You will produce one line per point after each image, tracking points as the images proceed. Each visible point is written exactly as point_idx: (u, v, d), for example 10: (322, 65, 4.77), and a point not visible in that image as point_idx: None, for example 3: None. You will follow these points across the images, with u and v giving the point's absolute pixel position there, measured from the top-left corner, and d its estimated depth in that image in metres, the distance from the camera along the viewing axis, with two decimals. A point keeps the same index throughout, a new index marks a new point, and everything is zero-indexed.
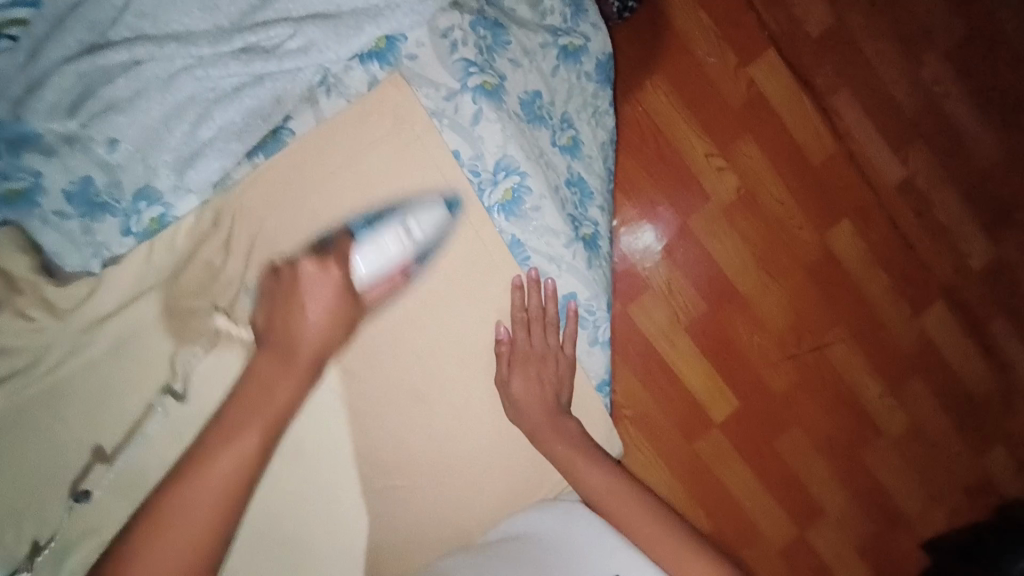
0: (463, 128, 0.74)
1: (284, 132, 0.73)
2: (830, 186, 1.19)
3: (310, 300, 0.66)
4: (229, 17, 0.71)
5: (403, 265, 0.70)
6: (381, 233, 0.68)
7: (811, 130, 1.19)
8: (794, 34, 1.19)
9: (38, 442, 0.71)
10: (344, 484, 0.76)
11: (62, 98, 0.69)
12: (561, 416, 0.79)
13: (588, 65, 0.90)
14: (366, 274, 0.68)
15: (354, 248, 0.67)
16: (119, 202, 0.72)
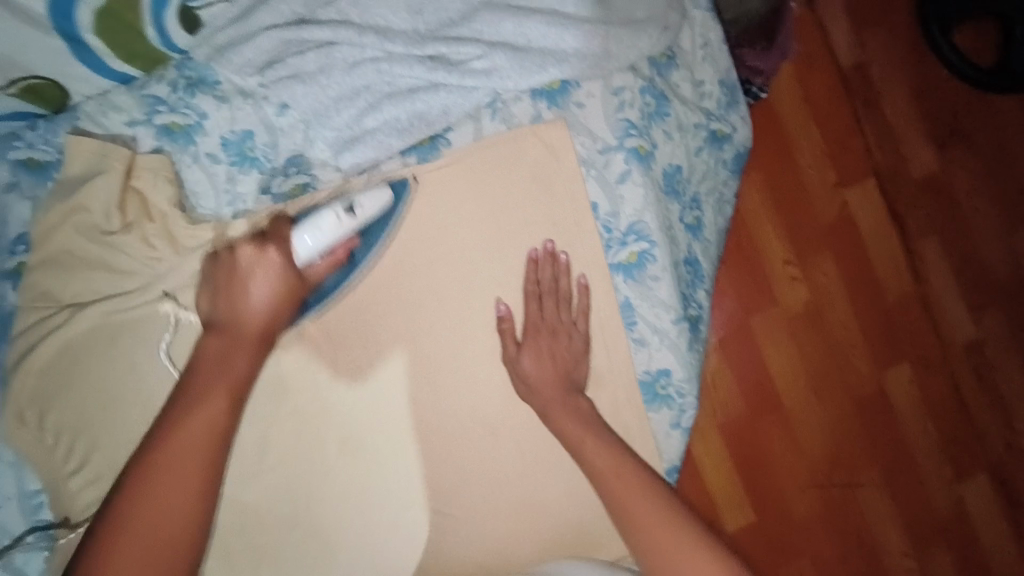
0: (608, 184, 0.75)
1: (441, 141, 0.74)
2: (898, 327, 1.15)
3: (253, 284, 0.64)
4: (426, 22, 0.71)
5: (348, 240, 0.68)
6: (318, 213, 0.66)
7: (892, 266, 1.15)
8: (897, 171, 1.17)
9: (117, 362, 0.75)
10: (366, 481, 0.75)
11: (253, 55, 0.72)
12: (570, 395, 0.73)
13: (728, 153, 0.91)
14: (305, 254, 0.66)
15: (293, 233, 0.65)
16: (270, 161, 0.75)
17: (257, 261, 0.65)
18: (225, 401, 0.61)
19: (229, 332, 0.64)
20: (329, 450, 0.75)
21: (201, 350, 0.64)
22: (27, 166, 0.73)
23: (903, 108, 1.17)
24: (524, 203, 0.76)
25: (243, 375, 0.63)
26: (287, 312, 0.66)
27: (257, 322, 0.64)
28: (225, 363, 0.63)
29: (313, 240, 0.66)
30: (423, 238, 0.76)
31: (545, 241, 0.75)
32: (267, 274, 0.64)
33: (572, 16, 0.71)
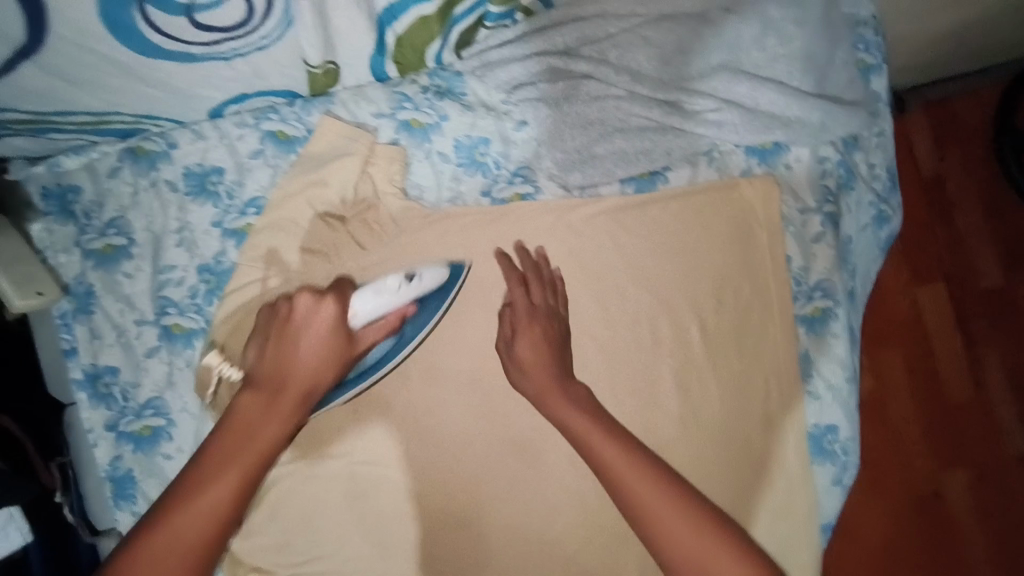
0: (804, 241, 0.81)
1: (660, 177, 0.79)
2: (958, 433, 1.12)
3: (302, 341, 0.64)
4: (672, 71, 0.77)
5: (404, 309, 0.68)
6: (382, 277, 0.67)
7: (955, 371, 1.14)
8: (966, 282, 1.16)
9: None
10: (496, 483, 0.80)
11: (506, 76, 0.77)
12: (568, 382, 0.72)
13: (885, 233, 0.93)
14: (367, 315, 0.66)
15: (354, 294, 0.66)
16: (499, 168, 0.80)
17: (312, 310, 0.65)
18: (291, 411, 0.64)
19: (271, 395, 0.64)
20: (498, 449, 0.80)
21: (233, 406, 0.64)
22: (274, 137, 0.78)
23: (976, 224, 1.17)
24: (722, 243, 0.81)
25: (261, 452, 0.63)
26: (330, 374, 0.65)
27: (297, 388, 0.64)
28: (249, 433, 0.62)
29: (371, 304, 0.66)
30: (622, 266, 0.80)
31: (730, 287, 0.81)
32: (316, 332, 0.64)
33: (799, 89, 0.78)
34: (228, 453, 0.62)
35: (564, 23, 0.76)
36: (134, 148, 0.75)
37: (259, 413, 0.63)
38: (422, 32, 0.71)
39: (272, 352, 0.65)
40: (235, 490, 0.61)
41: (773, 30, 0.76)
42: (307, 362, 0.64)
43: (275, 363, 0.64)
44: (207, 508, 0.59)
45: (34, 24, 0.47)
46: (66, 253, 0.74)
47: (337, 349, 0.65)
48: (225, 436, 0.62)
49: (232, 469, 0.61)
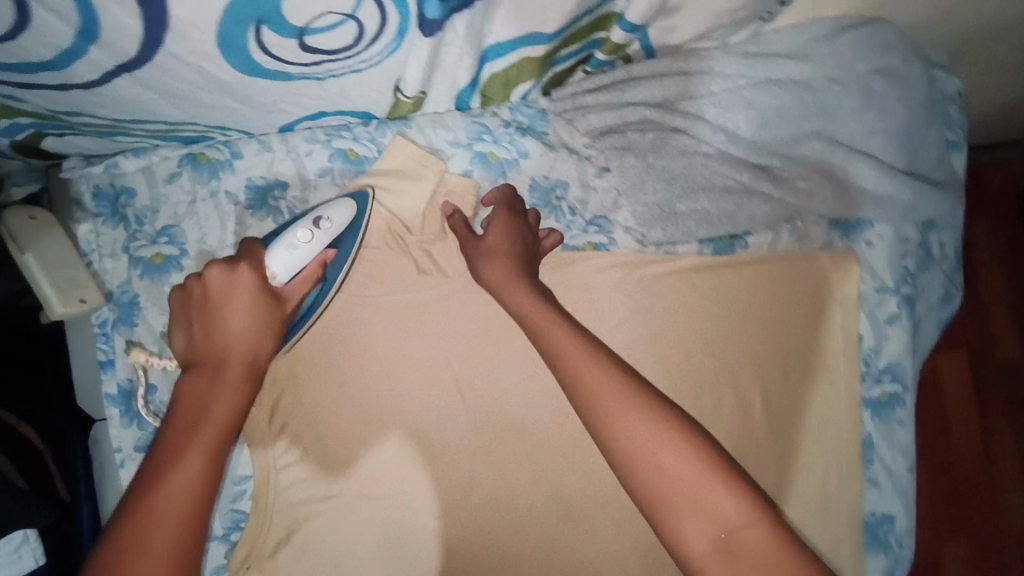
0: (877, 322, 0.79)
1: (739, 242, 0.77)
2: (959, 498, 1.11)
3: (232, 313, 0.59)
4: (767, 134, 0.73)
5: (324, 256, 0.64)
6: (291, 229, 0.63)
7: (965, 436, 1.12)
8: (984, 347, 1.14)
9: (369, 373, 0.74)
10: (534, 541, 0.75)
11: (596, 121, 0.74)
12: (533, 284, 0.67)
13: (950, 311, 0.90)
14: (285, 273, 0.62)
15: (268, 253, 0.62)
16: (573, 214, 0.75)
17: (227, 283, 0.60)
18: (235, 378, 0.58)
19: (213, 371, 0.57)
20: (537, 502, 0.75)
21: (177, 393, 0.57)
22: (345, 156, 0.74)
23: (996, 289, 1.16)
24: (794, 316, 0.78)
25: (221, 427, 0.56)
26: (273, 338, 0.60)
27: (236, 359, 0.58)
28: (201, 414, 0.55)
29: (284, 261, 0.62)
30: (691, 328, 0.77)
31: (800, 360, 0.78)
32: (240, 294, 0.60)
33: (892, 166, 0.75)
34: (185, 431, 0.55)
35: (666, 74, 0.72)
36: (196, 154, 0.71)
37: (209, 391, 0.56)
38: (518, 75, 0.68)
39: (200, 328, 0.60)
40: (216, 456, 0.54)
41: (876, 104, 0.73)
42: (241, 332, 0.59)
43: (206, 341, 0.59)
44: (183, 480, 0.52)
45: (147, 41, 0.45)
46: (112, 259, 0.70)
47: (268, 313, 0.60)
48: (183, 413, 0.55)
49: (209, 430, 0.55)
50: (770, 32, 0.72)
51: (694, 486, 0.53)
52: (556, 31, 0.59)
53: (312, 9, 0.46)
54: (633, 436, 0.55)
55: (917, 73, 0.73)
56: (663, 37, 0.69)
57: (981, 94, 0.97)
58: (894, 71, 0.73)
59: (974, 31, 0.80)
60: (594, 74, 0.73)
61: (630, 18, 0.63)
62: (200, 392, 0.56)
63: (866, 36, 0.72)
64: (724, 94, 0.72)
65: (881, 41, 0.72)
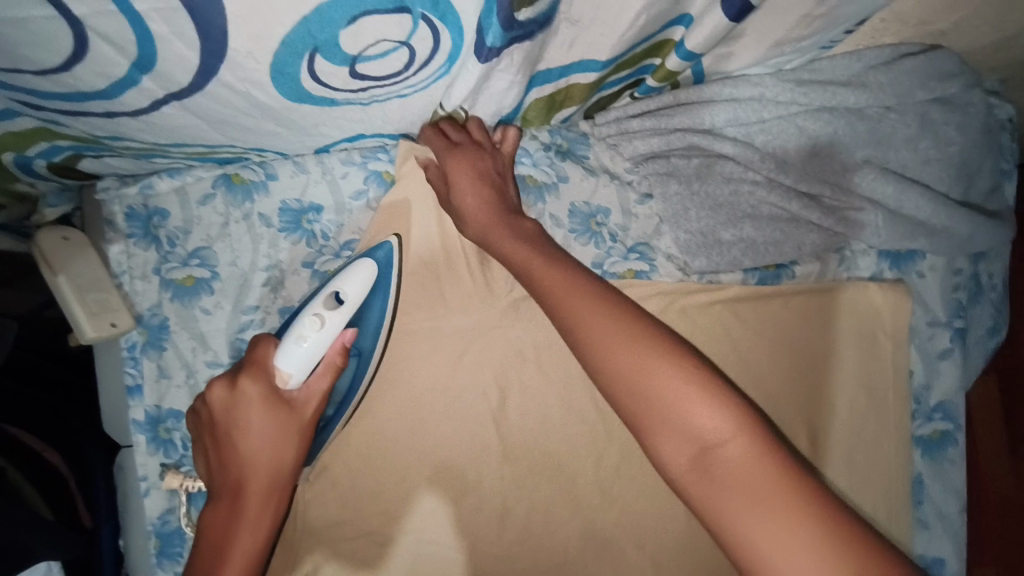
0: (927, 357, 0.76)
1: (786, 271, 0.74)
2: (992, 529, 1.07)
3: (251, 431, 0.58)
4: (817, 162, 0.71)
5: (341, 340, 0.60)
6: (299, 323, 0.59)
7: (997, 463, 1.08)
8: (1016, 373, 1.10)
9: (402, 401, 0.72)
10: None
11: (641, 147, 0.72)
12: (512, 217, 0.64)
13: (997, 342, 0.87)
14: (301, 372, 0.58)
15: (277, 356, 0.58)
16: (614, 241, 0.73)
17: (232, 403, 0.58)
18: (256, 506, 0.58)
19: (234, 500, 0.58)
20: (570, 536, 0.72)
21: (202, 525, 0.59)
22: (380, 177, 0.72)
23: None
24: (841, 349, 0.75)
25: (247, 557, 0.57)
26: (290, 451, 0.59)
27: (259, 484, 0.58)
28: (224, 548, 0.57)
29: (299, 360, 0.58)
30: (735, 360, 0.74)
31: (847, 395, 0.75)
32: (244, 414, 0.58)
33: (946, 196, 0.72)
34: (208, 572, 0.56)
35: (715, 101, 0.69)
36: (230, 175, 0.70)
37: (230, 524, 0.57)
38: (564, 99, 0.66)
39: (218, 452, 0.59)
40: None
41: (933, 133, 0.71)
42: (262, 451, 0.58)
43: (220, 468, 0.59)
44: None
45: (200, 71, 0.44)
46: (142, 280, 0.68)
47: (290, 423, 0.59)
48: (211, 544, 0.57)
49: (236, 556, 0.57)
50: (824, 59, 0.70)
51: (686, 410, 0.49)
52: (612, 57, 0.57)
53: (367, 39, 0.44)
54: (619, 367, 0.52)
55: (974, 103, 0.71)
56: (716, 64, 0.67)
57: None
58: (952, 99, 0.71)
59: None
60: (641, 99, 0.71)
61: (687, 45, 0.59)
62: (218, 528, 0.57)
63: (925, 63, 0.69)
64: (775, 121, 0.70)
65: (940, 69, 0.70)
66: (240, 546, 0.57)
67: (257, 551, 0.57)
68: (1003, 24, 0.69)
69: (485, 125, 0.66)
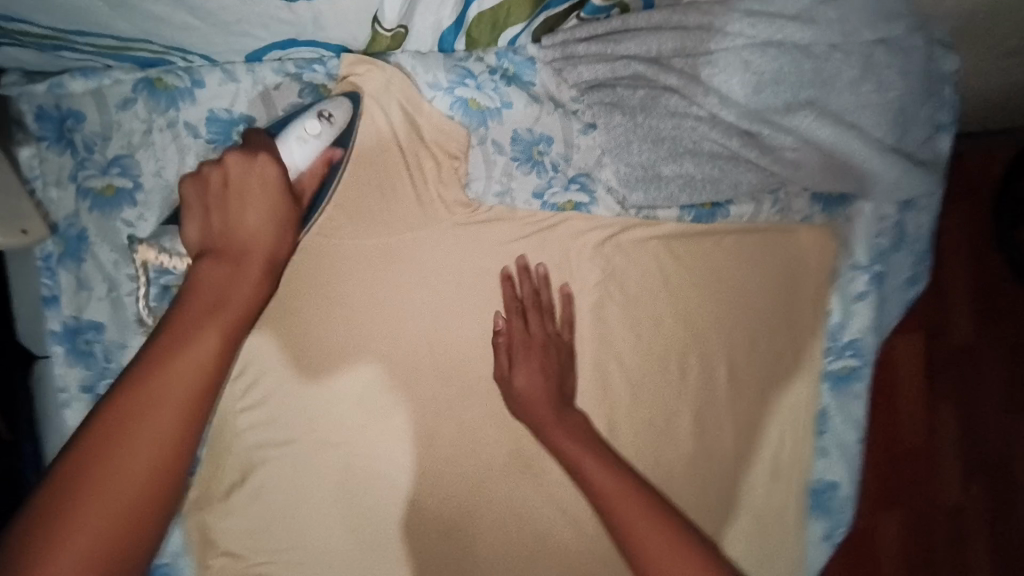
0: (846, 298, 0.80)
1: (721, 210, 0.76)
2: (901, 475, 1.17)
3: (248, 201, 0.56)
4: (759, 100, 0.71)
5: (332, 154, 0.65)
6: (300, 120, 0.63)
7: (914, 414, 1.17)
8: (941, 333, 1.17)
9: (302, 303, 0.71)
10: (490, 484, 0.75)
11: (585, 73, 0.71)
12: (564, 408, 0.70)
13: (919, 289, 0.90)
14: (296, 165, 0.63)
15: (278, 142, 0.62)
16: (555, 170, 0.73)
17: (246, 167, 0.57)
18: (258, 277, 0.53)
19: (235, 260, 0.53)
20: (497, 451, 0.76)
21: (191, 277, 0.52)
22: (316, 91, 0.69)
23: (964, 275, 1.18)
24: (769, 287, 0.78)
25: (237, 315, 0.51)
26: (291, 236, 0.57)
27: (265, 255, 0.54)
28: (222, 301, 0.51)
29: (300, 154, 0.63)
30: (665, 294, 0.76)
31: (772, 333, 0.78)
32: (273, 184, 0.57)
33: (880, 142, 0.74)
34: (192, 323, 0.49)
35: (662, 27, 0.69)
36: (153, 80, 0.66)
37: (229, 281, 0.52)
38: (507, 15, 0.66)
39: (220, 218, 0.56)
40: (207, 384, 0.47)
41: (874, 76, 0.71)
42: (261, 225, 0.56)
43: (223, 230, 0.55)
44: (159, 405, 0.45)
45: None
46: (58, 187, 0.65)
47: (288, 201, 0.58)
48: (179, 319, 0.49)
49: (209, 336, 0.48)
50: None
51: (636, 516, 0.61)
52: None
53: None
54: (599, 486, 0.64)
55: (916, 47, 0.72)
56: None
57: (978, 78, 0.95)
58: (896, 42, 0.71)
59: (978, 9, 0.77)
60: (588, 20, 0.70)
61: None
62: (219, 272, 0.52)
63: (873, 1, 0.69)
64: (721, 54, 0.68)
65: (888, 8, 0.70)
66: (243, 295, 0.52)
67: (247, 313, 0.52)
68: None
69: (546, 315, 0.73)
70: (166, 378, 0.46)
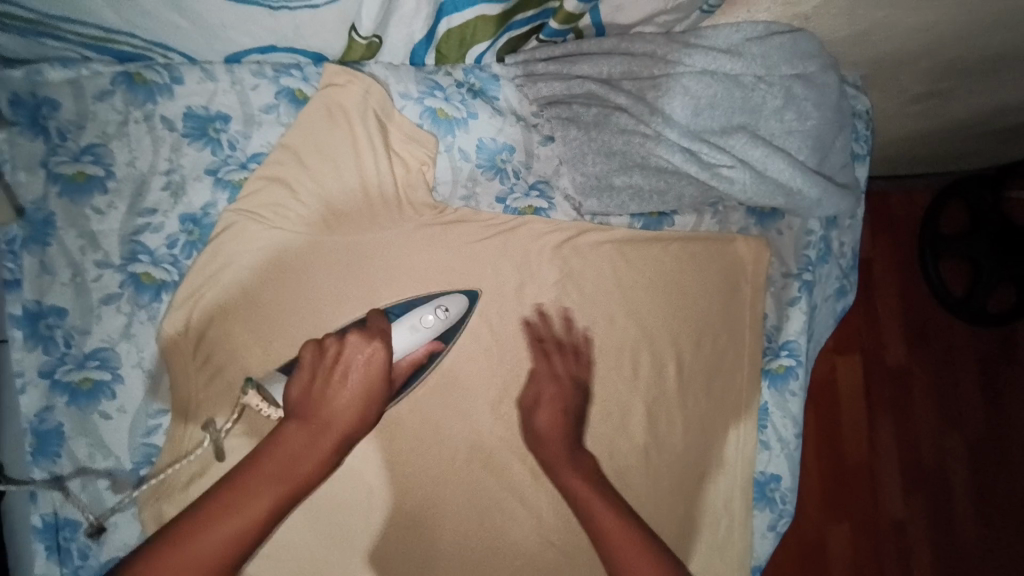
0: (780, 302, 0.87)
1: (667, 219, 0.84)
2: (849, 490, 1.23)
3: (352, 372, 0.62)
4: (698, 122, 0.80)
5: (433, 345, 0.72)
6: (419, 311, 0.70)
7: (858, 433, 1.25)
8: (875, 355, 1.28)
9: (250, 273, 0.72)
10: (450, 477, 0.77)
11: (545, 90, 0.79)
12: (576, 449, 0.74)
13: (846, 301, 0.99)
14: (398, 350, 0.69)
15: (392, 328, 0.68)
16: (517, 177, 0.79)
17: (358, 346, 0.63)
18: (329, 447, 0.59)
19: (313, 430, 0.59)
20: (458, 445, 0.78)
21: (276, 437, 0.58)
22: (292, 95, 0.73)
23: (891, 300, 1.31)
24: (711, 292, 0.85)
25: (300, 484, 0.56)
26: (372, 410, 0.62)
27: (341, 430, 0.59)
28: (291, 467, 0.56)
29: (405, 338, 0.69)
30: (617, 293, 0.81)
31: (716, 335, 0.85)
32: (363, 364, 0.63)
33: (803, 163, 0.83)
34: (264, 481, 0.55)
35: (612, 53, 0.78)
36: (132, 74, 0.68)
37: (300, 450, 0.57)
38: (473, 34, 0.73)
39: (307, 387, 0.61)
40: (245, 536, 0.53)
41: (795, 106, 0.82)
42: (345, 396, 0.61)
43: (318, 402, 0.60)
44: (204, 555, 0.51)
45: None
46: (27, 173, 0.66)
47: (382, 378, 0.63)
48: (251, 480, 0.55)
49: (259, 506, 0.54)
50: (708, 29, 0.80)
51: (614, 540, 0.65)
52: None
53: None
54: (599, 519, 0.67)
55: (830, 83, 0.82)
56: (611, 16, 0.75)
57: (888, 119, 1.08)
58: (812, 77, 0.82)
59: (885, 57, 0.89)
60: (547, 43, 0.78)
61: None
62: (295, 442, 0.58)
63: (790, 41, 0.80)
64: (664, 78, 0.77)
65: (804, 49, 0.80)
66: (308, 467, 0.57)
67: (304, 484, 0.57)
68: (855, 17, 0.80)
69: (568, 357, 0.79)
70: (218, 530, 0.52)
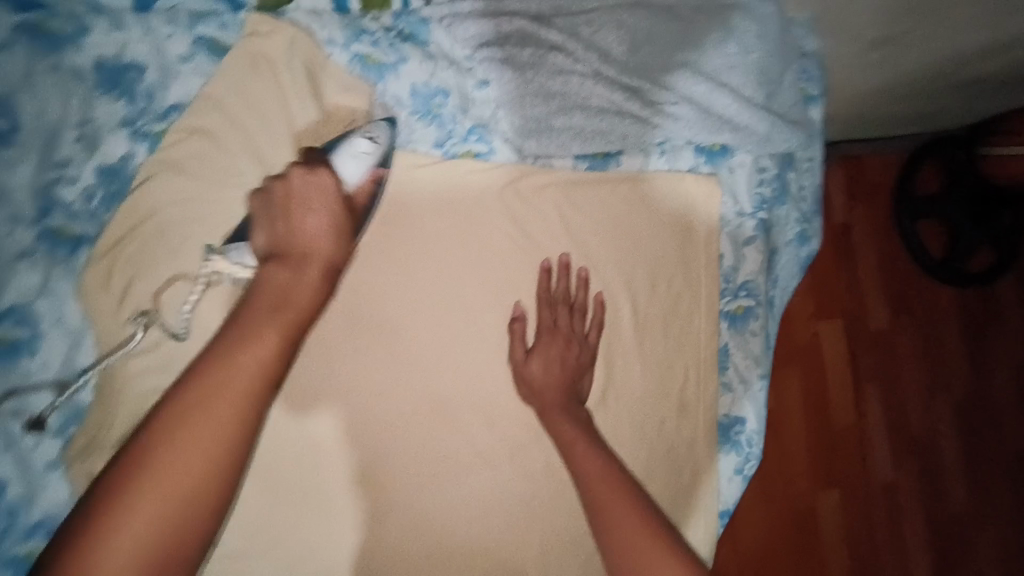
0: (736, 243, 0.85)
1: (613, 160, 0.81)
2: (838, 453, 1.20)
3: (307, 213, 0.60)
4: (637, 58, 0.78)
5: (378, 171, 0.70)
6: (349, 140, 0.68)
7: (845, 397, 1.21)
8: (860, 316, 1.23)
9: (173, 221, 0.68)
10: (397, 432, 0.74)
11: (477, 32, 0.76)
12: (571, 405, 0.73)
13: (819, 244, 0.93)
14: (352, 177, 0.67)
15: (335, 159, 0.67)
16: (454, 122, 0.76)
17: (305, 178, 0.62)
18: (318, 277, 0.57)
19: (297, 266, 0.57)
20: (402, 401, 0.74)
21: (259, 280, 0.56)
22: (211, 45, 0.70)
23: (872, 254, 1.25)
24: (664, 233, 0.82)
25: (303, 312, 0.54)
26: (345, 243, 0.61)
27: (322, 258, 0.58)
28: (288, 300, 0.54)
29: (352, 166, 0.68)
30: (564, 236, 0.79)
31: (672, 279, 0.83)
32: (318, 190, 0.62)
33: (750, 99, 0.81)
34: (262, 314, 0.52)
35: None
36: (34, 23, 0.65)
37: (293, 282, 0.55)
38: None
39: (277, 227, 0.60)
40: (267, 366, 0.49)
41: (735, 39, 0.79)
42: (317, 236, 0.59)
43: (286, 237, 0.59)
44: (231, 385, 0.47)
45: None
46: None
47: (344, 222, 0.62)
48: (247, 318, 0.51)
49: (270, 331, 0.50)
50: None
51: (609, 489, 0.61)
52: None
53: None
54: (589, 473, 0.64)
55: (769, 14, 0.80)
56: None
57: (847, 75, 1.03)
58: (751, 8, 0.80)
59: None
60: None
61: None
62: (276, 276, 0.55)
63: None
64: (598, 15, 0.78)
65: None
66: (307, 293, 0.55)
67: (309, 311, 0.54)
68: None
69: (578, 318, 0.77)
70: (239, 357, 0.48)
